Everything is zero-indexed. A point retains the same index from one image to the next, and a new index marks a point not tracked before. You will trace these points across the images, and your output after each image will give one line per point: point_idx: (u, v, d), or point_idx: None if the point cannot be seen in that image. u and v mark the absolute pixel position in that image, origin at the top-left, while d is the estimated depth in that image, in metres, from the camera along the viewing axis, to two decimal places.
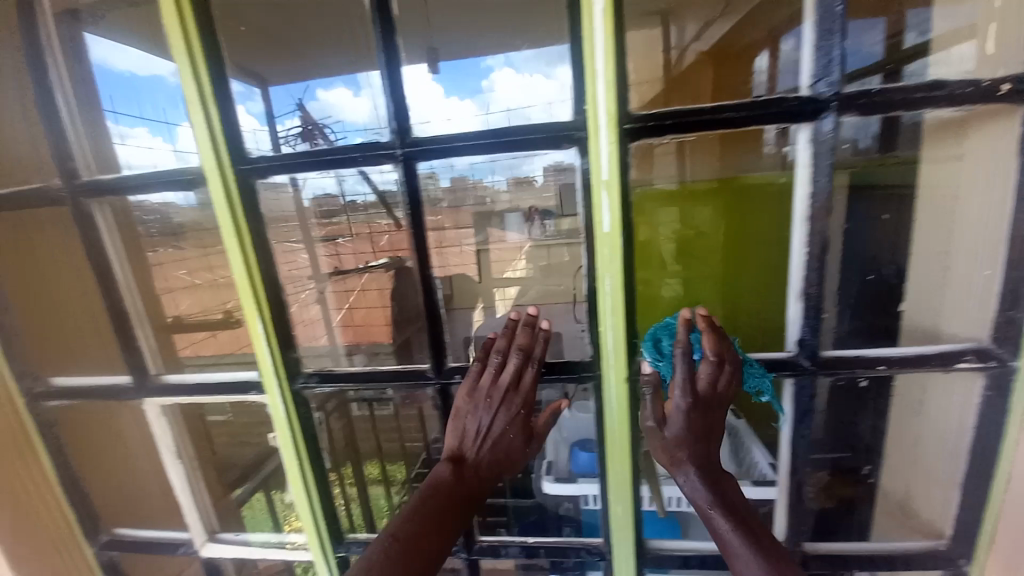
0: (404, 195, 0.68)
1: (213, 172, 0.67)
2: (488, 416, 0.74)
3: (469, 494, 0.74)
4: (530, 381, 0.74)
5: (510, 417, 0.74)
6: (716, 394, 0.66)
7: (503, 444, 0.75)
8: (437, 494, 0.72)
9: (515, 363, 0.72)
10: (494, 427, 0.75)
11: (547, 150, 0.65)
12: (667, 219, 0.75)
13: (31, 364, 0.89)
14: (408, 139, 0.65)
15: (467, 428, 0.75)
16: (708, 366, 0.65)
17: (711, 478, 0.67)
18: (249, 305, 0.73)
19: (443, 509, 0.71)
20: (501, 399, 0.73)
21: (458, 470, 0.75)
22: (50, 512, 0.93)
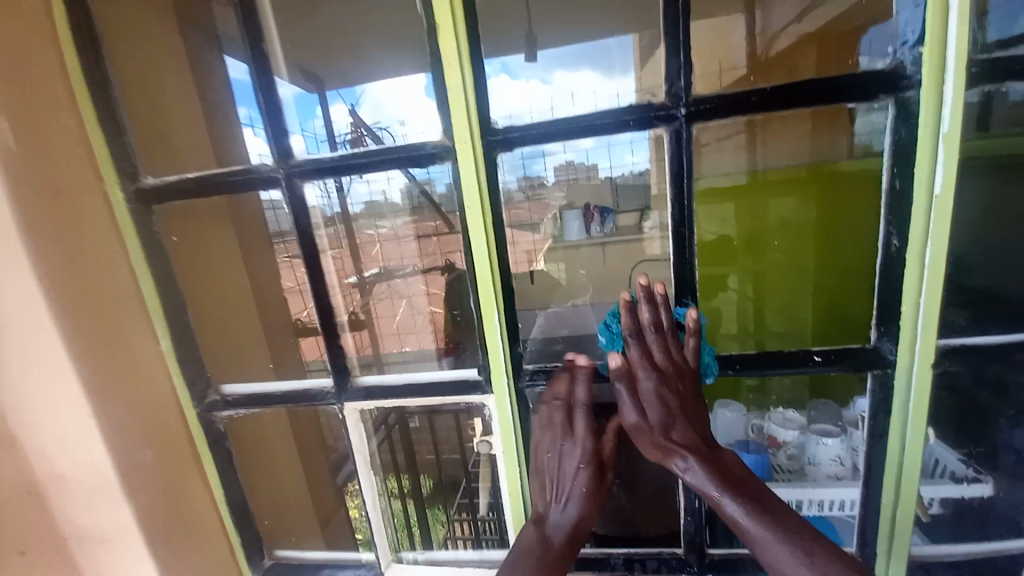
0: (676, 161, 0.61)
1: (465, 140, 0.60)
2: (554, 480, 0.66)
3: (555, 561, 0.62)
4: (585, 427, 0.66)
5: (577, 474, 0.65)
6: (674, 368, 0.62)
7: (582, 512, 0.65)
8: (531, 564, 0.61)
9: (563, 413, 0.66)
10: (563, 490, 0.65)
11: (856, 103, 0.57)
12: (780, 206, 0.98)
13: (202, 371, 0.80)
14: (691, 98, 0.59)
15: (548, 496, 0.66)
16: (654, 376, 0.62)
17: (705, 453, 0.62)
18: (490, 294, 0.66)
19: (554, 563, 0.60)
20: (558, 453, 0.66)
21: (546, 535, 0.64)
22: (213, 535, 0.84)
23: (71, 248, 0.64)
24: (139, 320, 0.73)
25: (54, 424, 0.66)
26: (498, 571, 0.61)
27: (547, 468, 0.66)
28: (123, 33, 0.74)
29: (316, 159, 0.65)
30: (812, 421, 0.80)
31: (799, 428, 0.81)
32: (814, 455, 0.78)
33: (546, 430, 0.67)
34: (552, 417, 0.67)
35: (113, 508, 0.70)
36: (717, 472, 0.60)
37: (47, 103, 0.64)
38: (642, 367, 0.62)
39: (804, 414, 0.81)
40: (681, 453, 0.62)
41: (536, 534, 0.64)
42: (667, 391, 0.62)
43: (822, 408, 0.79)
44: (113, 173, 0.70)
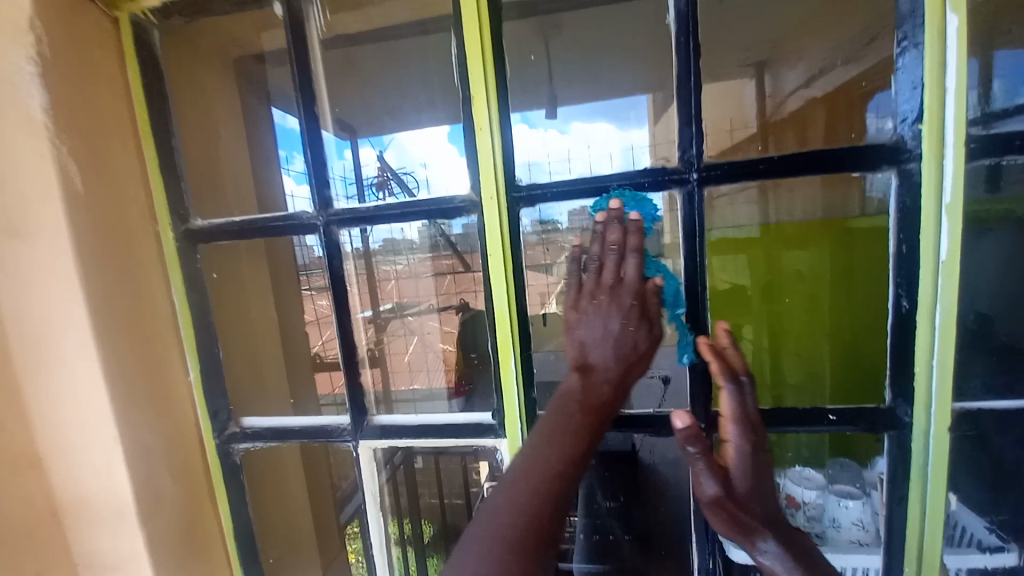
0: (689, 221, 0.65)
1: (491, 197, 0.65)
2: (598, 326, 0.63)
3: (596, 412, 0.59)
4: (636, 276, 0.63)
5: (628, 316, 0.62)
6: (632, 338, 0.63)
7: (629, 354, 0.62)
8: (571, 413, 0.58)
9: (615, 261, 0.63)
10: (608, 334, 0.62)
11: (860, 172, 0.61)
12: (795, 258, 0.97)
13: (225, 402, 0.82)
14: (703, 164, 0.63)
15: (588, 338, 0.62)
16: (744, 438, 0.62)
17: (785, 531, 0.61)
18: (508, 339, 0.68)
19: (578, 419, 0.58)
20: (605, 306, 0.62)
21: (592, 382, 0.61)
22: (218, 571, 0.83)
23: (120, 281, 0.69)
24: (172, 350, 0.77)
25: (83, 450, 0.68)
26: (534, 433, 0.57)
27: (584, 320, 0.63)
28: (187, 90, 0.82)
29: (352, 209, 0.70)
30: (832, 481, 0.77)
31: (819, 489, 0.78)
32: (837, 518, 0.76)
33: (597, 281, 0.64)
34: (598, 275, 0.64)
35: (127, 538, 0.70)
36: (797, 556, 0.60)
37: (115, 151, 0.71)
38: (729, 427, 0.63)
39: (822, 473, 0.79)
40: (761, 531, 0.60)
41: (581, 384, 0.61)
42: (755, 455, 0.63)
43: (841, 467, 0.77)
44: (167, 215, 0.76)
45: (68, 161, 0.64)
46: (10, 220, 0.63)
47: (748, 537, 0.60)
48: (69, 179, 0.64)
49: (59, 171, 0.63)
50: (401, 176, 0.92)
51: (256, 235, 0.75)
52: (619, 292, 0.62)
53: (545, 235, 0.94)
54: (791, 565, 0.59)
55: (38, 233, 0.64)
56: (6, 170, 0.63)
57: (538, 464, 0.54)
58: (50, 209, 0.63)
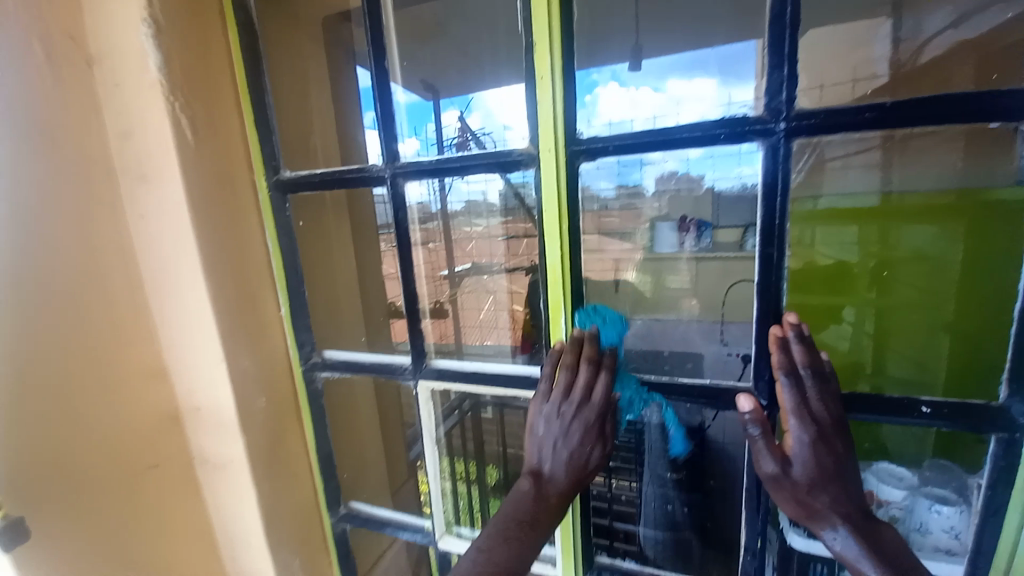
0: (768, 178, 0.58)
1: (549, 150, 0.63)
2: (557, 434, 0.67)
3: (547, 513, 0.65)
4: (603, 394, 0.66)
5: (589, 432, 0.66)
6: (586, 457, 0.67)
7: (581, 466, 0.67)
8: (532, 510, 0.65)
9: (586, 377, 0.66)
10: (568, 445, 0.66)
11: (1002, 120, 0.50)
12: (914, 234, 0.83)
13: (310, 336, 0.93)
14: (792, 111, 0.55)
15: (547, 443, 0.67)
16: (806, 429, 0.58)
17: (861, 522, 0.57)
18: (559, 297, 0.68)
19: (530, 519, 0.64)
20: (561, 443, 0.67)
21: (542, 491, 0.66)
22: (302, 479, 0.97)
23: (223, 224, 0.79)
24: (265, 287, 0.87)
25: (198, 364, 0.82)
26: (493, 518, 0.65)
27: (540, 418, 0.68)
28: (278, 50, 0.89)
29: (417, 162, 0.72)
30: (925, 483, 0.69)
31: (909, 489, 0.70)
32: (926, 523, 0.67)
33: (564, 389, 0.66)
34: (567, 386, 0.66)
35: (229, 439, 0.84)
36: (872, 543, 0.56)
37: (218, 108, 0.79)
38: (788, 418, 0.59)
39: (916, 472, 0.70)
40: (831, 519, 0.58)
41: (533, 487, 0.66)
42: (822, 447, 0.58)
43: (941, 471, 0.68)
44: (262, 167, 0.85)
45: (180, 116, 0.73)
46: (140, 167, 0.75)
47: (814, 522, 0.59)
48: (182, 133, 0.73)
49: (175, 125, 0.72)
50: (480, 137, 0.88)
51: (333, 186, 0.81)
52: (582, 415, 0.66)
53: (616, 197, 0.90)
54: (864, 554, 0.55)
55: (160, 179, 0.75)
56: (136, 124, 0.74)
57: (507, 517, 0.65)
58: (169, 159, 0.73)
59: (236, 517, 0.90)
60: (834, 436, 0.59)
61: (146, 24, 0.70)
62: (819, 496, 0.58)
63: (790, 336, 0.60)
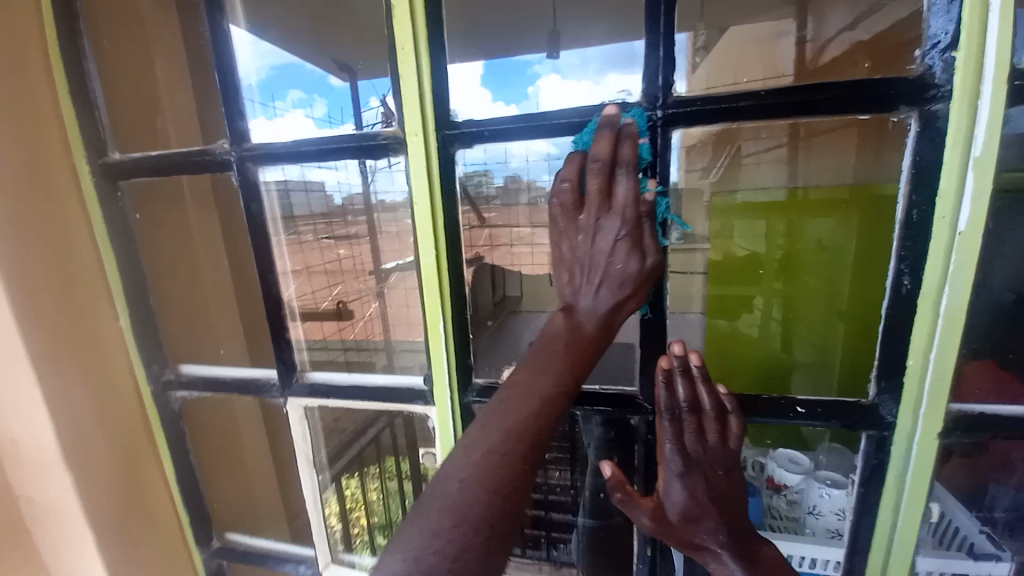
0: (646, 172, 0.53)
1: (416, 134, 0.55)
2: (590, 252, 0.51)
3: (587, 351, 0.50)
4: (630, 194, 0.49)
5: (624, 233, 0.50)
6: (625, 264, 0.51)
7: (624, 288, 0.51)
8: (554, 352, 0.50)
9: (611, 180, 0.49)
10: (603, 249, 0.51)
11: (870, 114, 0.48)
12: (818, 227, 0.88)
13: (161, 349, 0.79)
14: (670, 99, 0.51)
15: (580, 247, 0.52)
16: (678, 461, 0.55)
17: (741, 547, 0.55)
18: (436, 300, 0.60)
19: (560, 352, 0.49)
20: (593, 271, 0.51)
21: (578, 320, 0.51)
22: (163, 515, 0.83)
23: (29, 218, 0.63)
24: (99, 295, 0.72)
25: None
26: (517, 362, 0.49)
27: (575, 246, 0.52)
28: (105, 4, 0.72)
29: (270, 144, 0.61)
30: (820, 468, 0.71)
31: (804, 474, 0.73)
32: (816, 505, 0.71)
33: (574, 206, 0.51)
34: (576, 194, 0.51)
35: (54, 480, 0.69)
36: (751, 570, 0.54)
37: (17, 70, 0.63)
38: (663, 453, 0.56)
39: (812, 458, 0.73)
40: (712, 548, 0.55)
41: (566, 323, 0.51)
42: (696, 480, 0.55)
43: (830, 455, 0.69)
44: (82, 147, 0.69)
45: None
46: None
47: (695, 551, 0.56)
48: None
49: None
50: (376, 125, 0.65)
51: (174, 171, 0.68)
52: (613, 215, 0.50)
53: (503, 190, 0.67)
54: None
55: None
56: None
57: (521, 388, 0.48)
58: None
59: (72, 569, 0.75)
60: (712, 464, 0.55)
61: None
62: (702, 529, 0.55)
63: (671, 372, 0.54)
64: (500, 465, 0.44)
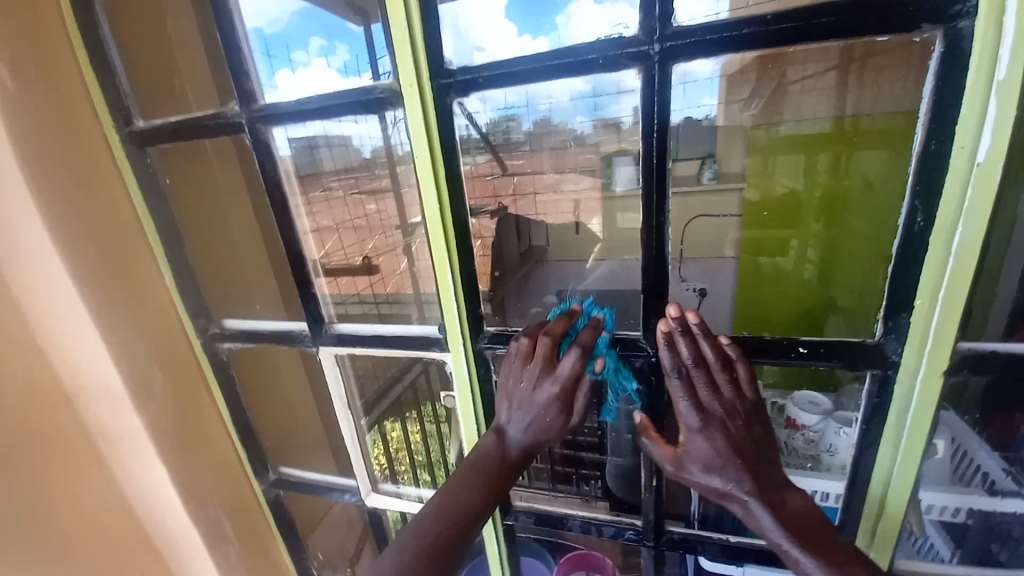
0: (646, 112, 0.52)
1: (411, 87, 0.55)
2: (527, 399, 0.62)
3: (507, 475, 0.63)
4: (573, 369, 0.59)
5: (555, 399, 0.60)
6: (553, 422, 0.62)
7: (542, 434, 0.62)
8: (482, 472, 0.62)
9: (552, 350, 0.60)
10: (531, 417, 0.62)
11: (889, 36, 0.44)
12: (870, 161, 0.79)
13: (204, 304, 0.86)
14: (669, 32, 0.48)
15: (513, 413, 0.63)
16: (694, 416, 0.56)
17: (770, 494, 0.56)
18: (443, 252, 0.62)
19: (483, 482, 0.61)
20: (522, 406, 0.62)
21: (502, 449, 0.63)
22: (222, 449, 0.94)
23: (73, 186, 0.70)
24: (144, 255, 0.79)
25: (73, 344, 0.75)
26: (453, 477, 0.62)
27: (516, 390, 0.63)
28: None
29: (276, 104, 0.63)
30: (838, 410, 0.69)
31: (822, 415, 0.71)
32: (833, 444, 0.71)
33: (523, 359, 0.62)
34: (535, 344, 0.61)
35: (126, 417, 0.79)
36: (782, 515, 0.55)
37: (40, 45, 0.66)
38: (678, 409, 0.58)
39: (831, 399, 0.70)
40: (740, 497, 0.57)
41: (494, 446, 0.63)
42: (713, 432, 0.56)
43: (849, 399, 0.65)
44: (109, 116, 0.73)
45: None
46: None
47: (725, 501, 0.58)
48: None
49: None
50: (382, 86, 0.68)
51: (196, 135, 0.71)
52: (547, 386, 0.60)
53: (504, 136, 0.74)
54: (778, 527, 0.54)
55: None
56: None
57: (450, 498, 0.60)
58: None
59: (152, 491, 0.88)
60: (729, 415, 0.56)
61: None
62: (727, 478, 0.57)
63: (672, 331, 0.56)
64: (432, 547, 0.57)
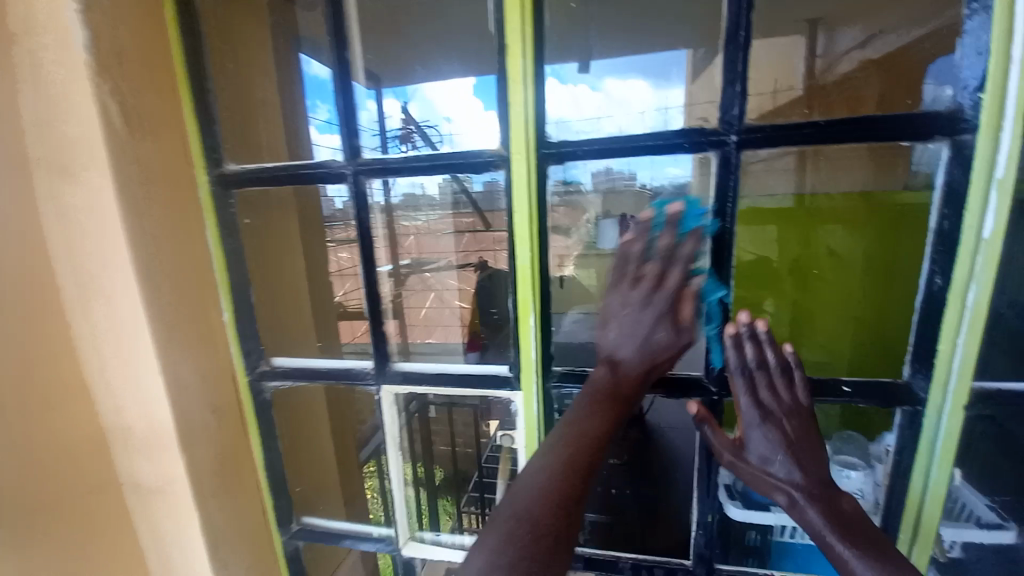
0: (719, 186, 0.63)
1: (520, 155, 0.64)
2: (631, 328, 0.64)
3: (621, 404, 0.62)
4: (679, 280, 0.62)
5: (663, 317, 0.62)
6: (648, 338, 0.63)
7: (658, 352, 0.63)
8: (606, 405, 0.62)
9: (655, 267, 0.62)
10: (641, 334, 0.63)
11: (909, 141, 0.58)
12: (832, 236, 0.85)
13: (258, 343, 0.87)
14: (742, 126, 0.60)
15: (615, 338, 0.65)
16: (753, 411, 0.63)
17: (826, 497, 0.59)
18: (528, 296, 0.69)
19: (609, 409, 0.61)
20: (630, 336, 0.64)
21: (618, 374, 0.64)
22: (250, 497, 0.90)
23: (160, 219, 0.72)
24: (208, 292, 0.80)
25: (129, 376, 0.73)
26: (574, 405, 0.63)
27: (619, 316, 0.64)
28: (222, 33, 0.80)
29: (381, 159, 0.70)
30: (835, 453, 0.74)
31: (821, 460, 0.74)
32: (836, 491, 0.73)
33: (631, 283, 0.63)
34: (640, 272, 0.63)
35: (169, 457, 0.77)
36: (837, 517, 0.58)
37: (151, 90, 0.71)
38: (741, 404, 0.64)
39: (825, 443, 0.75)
40: (790, 492, 0.61)
41: (606, 375, 0.64)
42: (775, 429, 0.62)
43: (846, 439, 0.73)
44: (201, 158, 0.77)
45: (107, 97, 0.65)
46: (63, 147, 0.66)
47: (773, 495, 0.62)
48: (110, 118, 0.65)
49: (104, 109, 0.64)
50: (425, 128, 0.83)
51: (284, 180, 0.75)
52: (655, 298, 0.62)
53: (566, 196, 0.71)
54: (826, 527, 0.57)
55: (82, 167, 0.66)
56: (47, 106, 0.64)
57: (575, 427, 0.60)
58: (92, 145, 0.65)
59: (173, 541, 0.82)
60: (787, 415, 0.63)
61: None
62: (781, 474, 0.61)
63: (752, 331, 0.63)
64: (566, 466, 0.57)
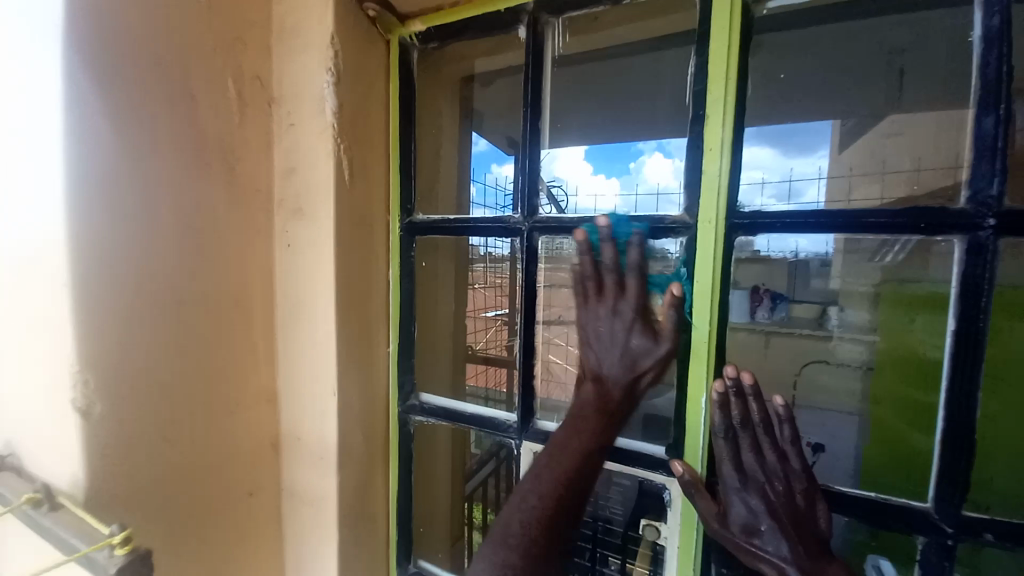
0: (965, 274, 0.54)
1: (708, 225, 0.62)
2: (609, 338, 0.70)
3: (600, 438, 0.70)
4: (671, 329, 0.65)
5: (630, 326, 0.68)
6: (612, 340, 0.70)
7: (635, 361, 0.69)
8: (579, 435, 0.70)
9: (615, 289, 0.69)
10: (620, 344, 0.69)
11: None
12: None
13: (411, 378, 0.92)
14: (1000, 209, 0.52)
15: (600, 353, 0.71)
16: (735, 477, 0.61)
17: None
18: (701, 375, 0.65)
19: (582, 446, 0.69)
20: (611, 345, 0.70)
21: (602, 388, 0.71)
22: (378, 526, 0.93)
23: (358, 258, 0.82)
24: (381, 326, 0.89)
25: (310, 392, 0.82)
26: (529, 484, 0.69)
27: (597, 329, 0.71)
28: (429, 103, 0.93)
29: (558, 219, 0.73)
30: None
31: None
32: None
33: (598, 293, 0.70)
34: (600, 284, 0.70)
35: (325, 474, 0.83)
36: None
37: (371, 148, 0.83)
38: (724, 466, 0.62)
39: None
40: None
41: (592, 393, 0.71)
42: (753, 498, 0.60)
43: None
44: (397, 208, 0.88)
45: (342, 155, 0.78)
46: (301, 193, 0.79)
47: None
48: (341, 172, 0.78)
49: (339, 164, 0.77)
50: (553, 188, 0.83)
51: (464, 233, 0.83)
52: (622, 308, 0.69)
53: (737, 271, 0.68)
54: None
55: (314, 210, 0.78)
56: (298, 160, 0.79)
57: (552, 466, 0.69)
58: (324, 193, 0.77)
59: (310, 555, 0.87)
60: (770, 481, 0.60)
61: (330, 72, 0.75)
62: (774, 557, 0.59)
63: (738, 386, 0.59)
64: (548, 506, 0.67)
